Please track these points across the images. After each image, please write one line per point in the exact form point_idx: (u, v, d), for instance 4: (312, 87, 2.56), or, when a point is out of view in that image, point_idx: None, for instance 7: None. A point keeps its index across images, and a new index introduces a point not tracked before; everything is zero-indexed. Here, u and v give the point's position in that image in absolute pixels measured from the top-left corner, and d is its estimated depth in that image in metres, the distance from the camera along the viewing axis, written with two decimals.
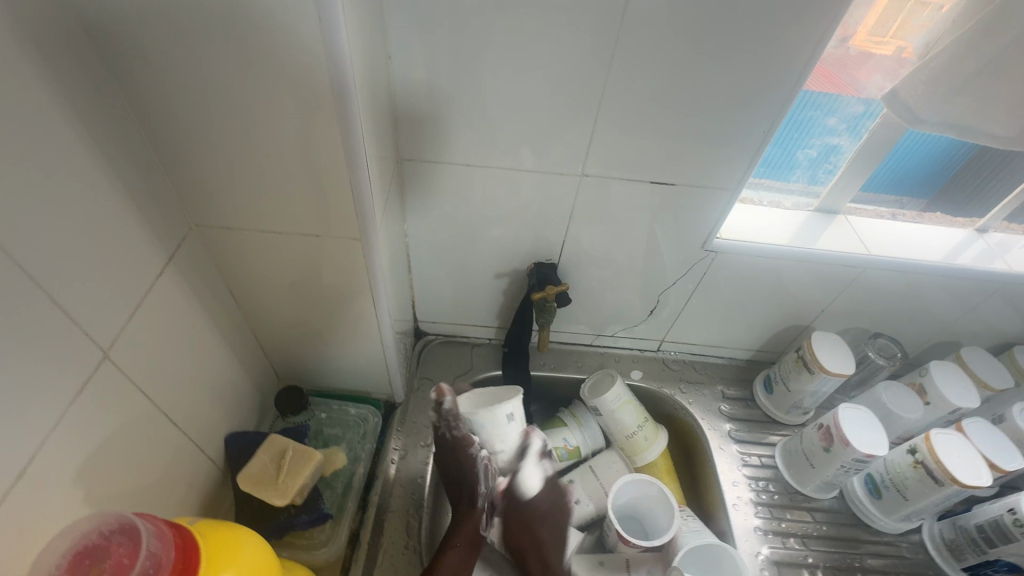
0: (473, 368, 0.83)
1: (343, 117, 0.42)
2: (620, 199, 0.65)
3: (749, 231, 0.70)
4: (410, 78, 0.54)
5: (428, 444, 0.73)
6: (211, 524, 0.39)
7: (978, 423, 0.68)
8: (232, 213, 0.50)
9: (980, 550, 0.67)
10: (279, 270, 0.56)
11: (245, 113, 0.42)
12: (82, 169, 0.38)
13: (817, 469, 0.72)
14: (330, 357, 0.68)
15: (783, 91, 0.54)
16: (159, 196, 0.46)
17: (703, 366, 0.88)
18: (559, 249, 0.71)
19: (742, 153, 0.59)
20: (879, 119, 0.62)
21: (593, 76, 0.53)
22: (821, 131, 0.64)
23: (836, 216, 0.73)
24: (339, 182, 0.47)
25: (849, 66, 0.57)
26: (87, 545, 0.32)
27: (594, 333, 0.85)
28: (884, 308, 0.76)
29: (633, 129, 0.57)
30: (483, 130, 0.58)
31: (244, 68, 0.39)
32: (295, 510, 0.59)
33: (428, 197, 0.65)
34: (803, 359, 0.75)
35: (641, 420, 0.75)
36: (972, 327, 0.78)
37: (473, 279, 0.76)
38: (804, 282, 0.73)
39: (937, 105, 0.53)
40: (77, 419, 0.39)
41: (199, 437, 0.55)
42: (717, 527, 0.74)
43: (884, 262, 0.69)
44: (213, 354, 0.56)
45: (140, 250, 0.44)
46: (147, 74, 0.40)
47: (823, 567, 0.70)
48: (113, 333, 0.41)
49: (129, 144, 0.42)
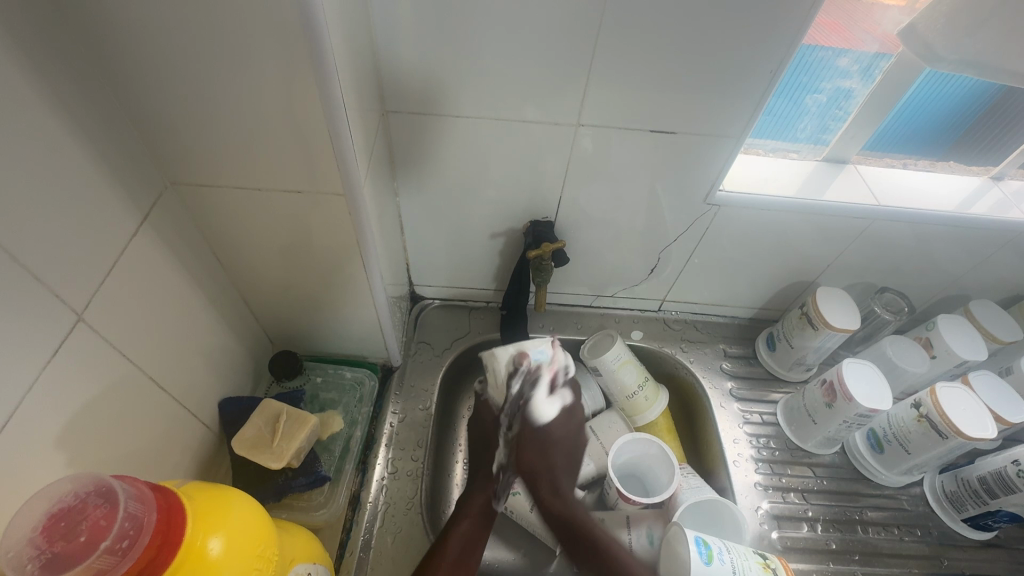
0: (470, 331, 0.82)
1: (318, 62, 0.39)
2: (619, 152, 0.61)
3: (752, 183, 0.67)
4: (391, 20, 0.50)
5: (426, 408, 0.73)
6: (199, 487, 0.39)
7: (984, 375, 0.66)
8: (208, 170, 0.47)
9: (981, 501, 0.67)
10: (264, 231, 0.54)
11: (212, 59, 0.39)
12: (39, 120, 0.35)
13: (819, 425, 0.71)
14: (324, 323, 0.67)
15: (795, 28, 0.49)
16: (127, 152, 0.44)
17: (705, 325, 0.86)
18: (556, 206, 0.68)
19: (747, 98, 0.56)
20: (894, 59, 0.58)
21: (589, 15, 0.49)
22: (832, 74, 0.60)
23: (845, 166, 0.70)
24: (320, 136, 0.44)
25: (857, 17, 0.55)
26: (62, 507, 0.31)
27: (594, 294, 0.83)
28: (892, 261, 0.74)
29: (632, 75, 0.54)
30: (473, 79, 0.55)
31: (206, 6, 0.36)
32: (292, 473, 0.59)
33: (417, 153, 0.62)
34: (807, 315, 0.73)
35: (641, 379, 0.74)
36: (981, 280, 0.76)
37: (467, 240, 0.74)
38: (810, 237, 0.71)
39: (959, 41, 0.49)
40: (55, 384, 0.38)
41: (190, 403, 0.54)
42: (718, 484, 0.74)
43: (896, 213, 0.66)
44: (199, 320, 0.55)
45: (110, 209, 0.42)
46: (101, 14, 0.36)
47: (823, 521, 0.70)
48: (87, 297, 0.40)
49: (90, 94, 0.40)
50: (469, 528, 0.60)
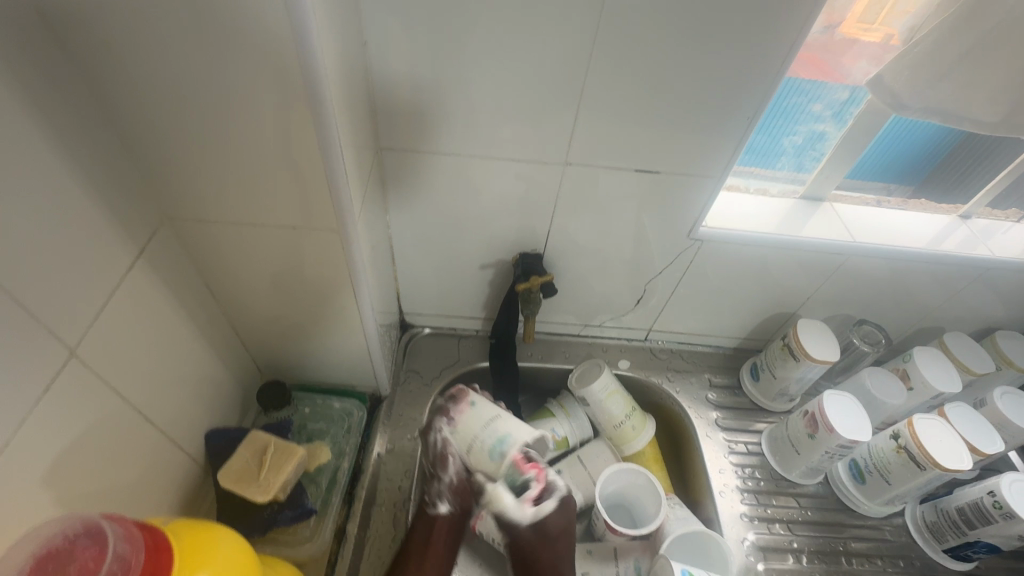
0: (460, 360, 0.83)
1: (316, 108, 0.41)
2: (606, 189, 0.64)
3: (734, 219, 0.70)
4: (387, 64, 0.52)
5: (415, 438, 0.73)
6: (187, 524, 0.39)
7: (959, 407, 0.68)
8: (205, 206, 0.49)
9: (960, 532, 0.68)
10: (257, 264, 0.55)
11: (214, 104, 0.41)
12: (43, 161, 0.36)
13: (802, 455, 0.72)
14: (314, 353, 0.67)
15: (768, 77, 0.53)
16: (127, 188, 0.45)
17: (690, 354, 0.88)
18: (544, 239, 0.70)
19: (725, 140, 0.59)
20: (863, 105, 0.61)
21: (576, 62, 0.52)
22: (807, 118, 0.64)
23: (821, 204, 0.73)
24: (317, 175, 0.46)
25: (834, 52, 0.57)
26: (52, 549, 0.31)
27: (581, 323, 0.84)
28: (869, 294, 0.77)
29: (616, 118, 0.57)
30: (466, 118, 0.57)
31: (214, 58, 0.38)
32: (278, 506, 0.58)
33: (410, 187, 0.64)
34: (789, 347, 0.75)
35: (629, 409, 0.75)
36: (955, 312, 0.79)
37: (458, 271, 0.75)
38: (790, 270, 0.73)
39: (921, 90, 0.52)
40: (44, 421, 0.38)
41: (176, 434, 0.54)
42: (704, 514, 0.74)
43: (869, 249, 0.69)
44: (189, 350, 0.55)
45: (108, 243, 0.43)
46: (108, 61, 0.38)
47: (808, 552, 0.70)
48: (81, 331, 0.40)
49: (96, 136, 0.41)
50: (421, 538, 0.58)
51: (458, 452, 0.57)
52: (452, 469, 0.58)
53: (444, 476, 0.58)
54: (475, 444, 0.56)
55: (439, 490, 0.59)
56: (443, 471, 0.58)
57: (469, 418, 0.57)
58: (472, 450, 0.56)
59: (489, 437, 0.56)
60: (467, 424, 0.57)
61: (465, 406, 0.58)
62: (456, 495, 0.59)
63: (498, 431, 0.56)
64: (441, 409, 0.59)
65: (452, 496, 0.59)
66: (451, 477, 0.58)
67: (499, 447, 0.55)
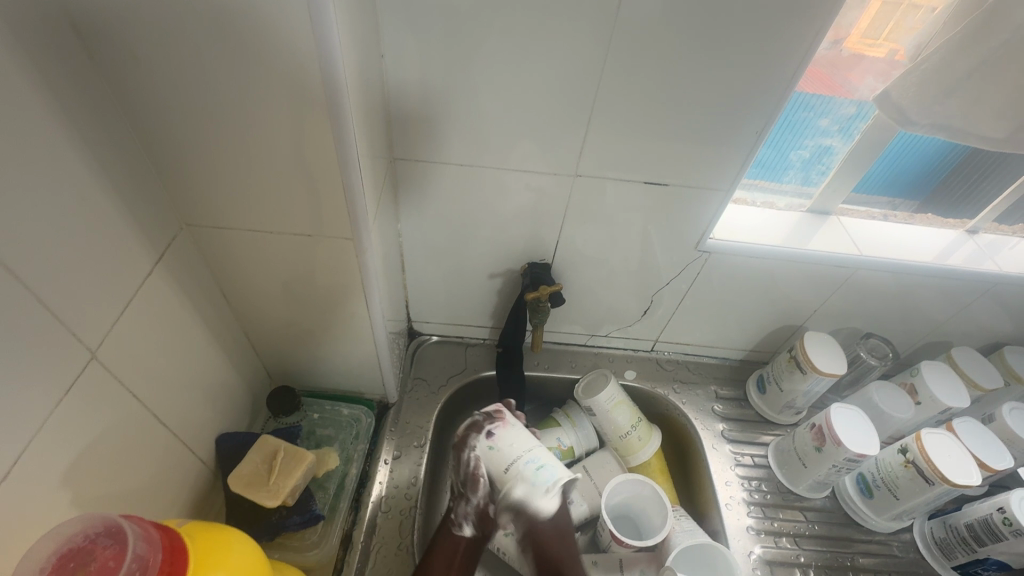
0: (467, 368, 0.83)
1: (334, 118, 0.42)
2: (614, 199, 0.64)
3: (742, 232, 0.70)
4: (403, 76, 0.54)
5: (422, 444, 0.73)
6: (200, 526, 0.40)
7: (967, 422, 0.68)
8: (223, 213, 0.50)
9: (970, 549, 0.67)
10: (271, 270, 0.55)
11: (236, 114, 0.42)
12: (69, 169, 0.37)
13: (809, 468, 0.72)
14: (323, 359, 0.68)
15: (776, 92, 0.54)
16: (149, 195, 0.46)
17: (697, 366, 0.88)
18: (553, 250, 0.71)
19: (733, 154, 0.59)
20: (871, 120, 0.62)
21: (587, 77, 0.53)
22: (814, 132, 0.64)
23: (828, 217, 0.74)
24: (334, 184, 0.47)
25: (840, 67, 0.58)
26: (73, 547, 0.32)
27: (588, 333, 0.85)
28: (877, 307, 0.77)
29: (626, 131, 0.58)
30: (478, 130, 0.58)
31: (237, 70, 0.39)
32: (286, 512, 0.59)
33: (422, 197, 0.65)
34: (796, 359, 0.75)
35: (635, 420, 0.75)
36: (963, 326, 0.79)
37: (467, 280, 0.76)
38: (796, 283, 0.73)
39: (927, 108, 0.52)
40: (62, 422, 0.38)
41: (188, 437, 0.55)
42: (710, 527, 0.74)
43: (876, 262, 0.70)
44: (203, 354, 0.56)
45: (129, 248, 0.44)
46: (135, 73, 0.39)
47: (815, 567, 0.70)
48: (101, 334, 0.41)
49: (120, 145, 0.42)
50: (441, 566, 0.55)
51: (489, 473, 0.56)
52: (481, 489, 0.57)
53: (472, 497, 0.57)
54: (515, 465, 0.55)
55: (465, 512, 0.57)
56: (473, 489, 0.57)
57: (510, 436, 0.57)
58: (511, 468, 0.55)
59: (530, 461, 0.55)
60: (506, 446, 0.57)
61: (502, 425, 0.59)
62: (483, 519, 0.57)
63: (539, 458, 0.56)
64: (473, 425, 0.59)
65: (476, 519, 0.57)
66: (478, 500, 0.57)
67: (540, 473, 0.55)
